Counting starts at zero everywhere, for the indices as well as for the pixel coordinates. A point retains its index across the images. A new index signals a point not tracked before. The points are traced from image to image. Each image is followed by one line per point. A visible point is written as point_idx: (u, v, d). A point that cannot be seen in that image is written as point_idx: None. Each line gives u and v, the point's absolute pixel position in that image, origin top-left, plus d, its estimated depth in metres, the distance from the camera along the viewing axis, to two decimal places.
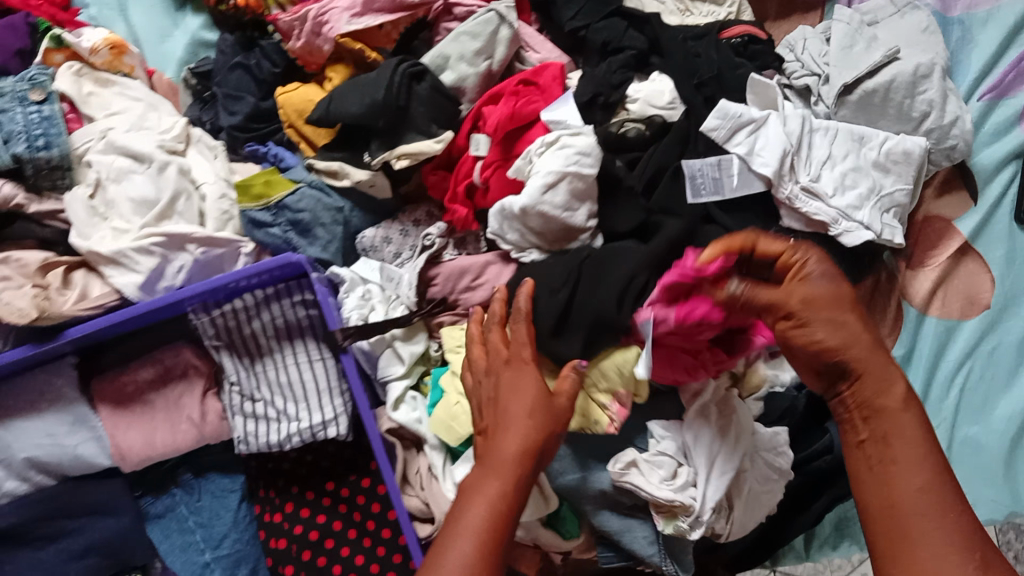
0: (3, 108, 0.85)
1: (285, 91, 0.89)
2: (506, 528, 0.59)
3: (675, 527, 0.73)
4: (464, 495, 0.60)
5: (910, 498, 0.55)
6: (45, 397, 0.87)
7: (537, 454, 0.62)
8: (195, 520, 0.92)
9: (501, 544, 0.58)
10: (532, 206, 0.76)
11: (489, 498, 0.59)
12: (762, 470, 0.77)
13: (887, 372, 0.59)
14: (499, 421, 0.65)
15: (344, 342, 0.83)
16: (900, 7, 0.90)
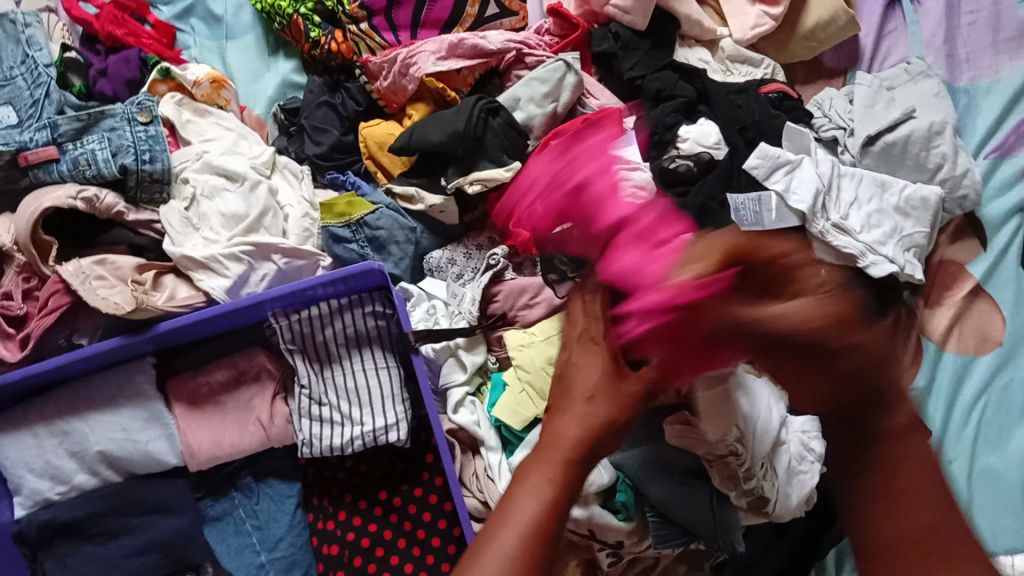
0: (114, 127, 0.94)
1: (368, 125, 0.99)
2: (558, 524, 0.51)
3: (729, 478, 0.80)
4: (519, 487, 0.52)
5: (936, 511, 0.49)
6: (124, 393, 0.91)
7: (596, 443, 0.55)
8: (252, 522, 0.94)
9: (551, 542, 0.50)
10: None
11: (539, 488, 0.52)
12: (796, 449, 0.86)
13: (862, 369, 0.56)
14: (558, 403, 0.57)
15: (415, 344, 0.89)
16: (913, 76, 1.02)
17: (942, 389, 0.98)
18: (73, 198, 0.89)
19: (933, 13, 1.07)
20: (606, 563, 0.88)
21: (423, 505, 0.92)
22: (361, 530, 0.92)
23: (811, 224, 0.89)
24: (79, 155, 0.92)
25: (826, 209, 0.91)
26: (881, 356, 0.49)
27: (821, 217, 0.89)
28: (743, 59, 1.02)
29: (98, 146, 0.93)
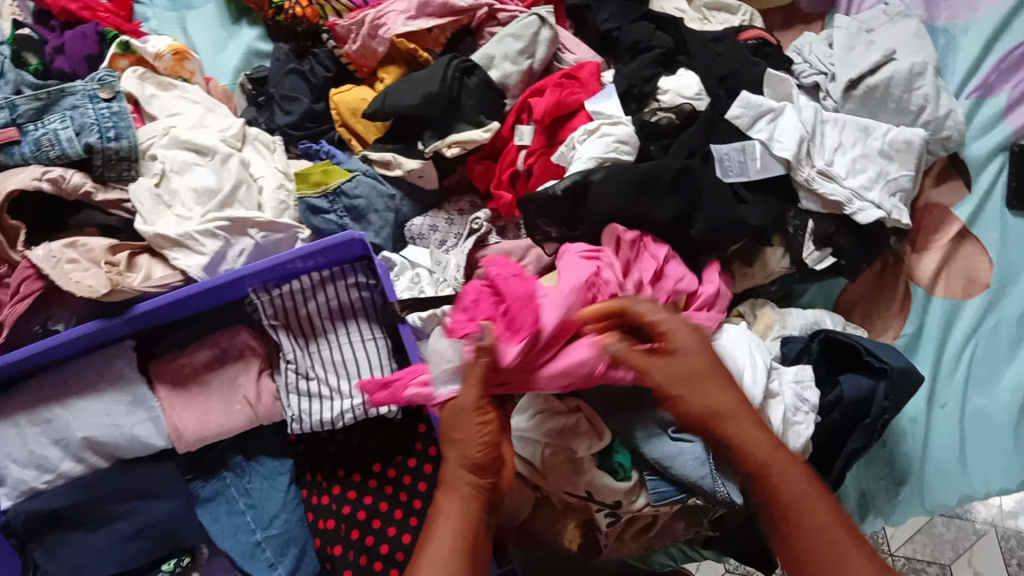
0: (76, 105, 0.91)
1: (338, 92, 0.97)
2: (478, 533, 0.64)
3: None
4: (435, 514, 0.65)
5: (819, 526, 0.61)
6: (106, 378, 0.89)
7: (484, 464, 0.66)
8: (246, 501, 0.93)
9: (476, 548, 0.63)
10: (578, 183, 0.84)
11: (452, 516, 0.64)
12: (791, 398, 0.84)
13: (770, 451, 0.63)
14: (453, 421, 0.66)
15: (402, 313, 0.87)
16: (892, 16, 1.00)
17: (932, 332, 0.98)
18: (37, 179, 0.85)
19: None
20: (605, 524, 0.88)
21: (418, 475, 0.92)
22: (356, 503, 0.91)
23: (797, 172, 0.89)
24: (42, 136, 0.89)
25: (810, 156, 0.91)
26: (721, 413, 0.63)
27: (806, 165, 0.90)
28: (721, 7, 1.01)
29: (60, 125, 0.89)
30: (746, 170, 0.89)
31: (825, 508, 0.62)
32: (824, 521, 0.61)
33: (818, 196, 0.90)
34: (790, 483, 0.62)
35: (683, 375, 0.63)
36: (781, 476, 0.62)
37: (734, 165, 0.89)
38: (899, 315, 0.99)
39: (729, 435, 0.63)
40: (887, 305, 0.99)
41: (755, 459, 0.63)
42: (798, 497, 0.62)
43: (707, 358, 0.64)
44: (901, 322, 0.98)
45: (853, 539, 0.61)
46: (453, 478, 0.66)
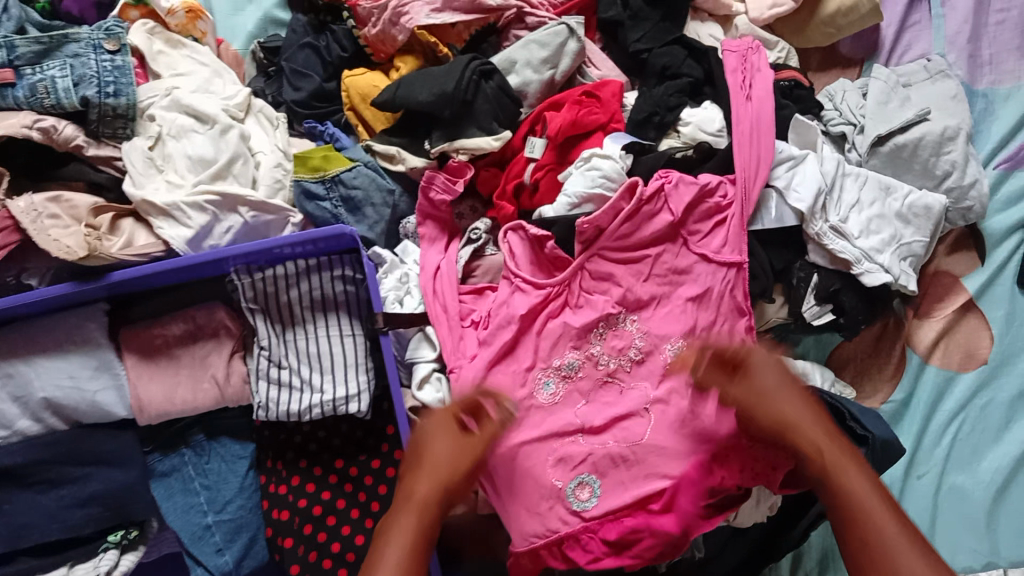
0: (78, 53, 0.87)
1: (351, 75, 0.93)
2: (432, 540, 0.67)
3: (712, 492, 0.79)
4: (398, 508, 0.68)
5: (891, 538, 0.60)
6: (74, 339, 0.87)
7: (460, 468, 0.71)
8: (201, 482, 0.91)
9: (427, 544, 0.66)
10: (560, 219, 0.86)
11: (409, 530, 0.66)
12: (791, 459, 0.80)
13: (842, 458, 0.67)
14: (416, 474, 0.70)
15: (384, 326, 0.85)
16: (932, 74, 0.96)
17: (921, 403, 0.96)
18: (28, 127, 0.83)
19: (961, 8, 1.00)
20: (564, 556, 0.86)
21: (380, 477, 0.91)
22: (313, 497, 0.90)
23: (809, 224, 0.87)
24: (38, 81, 0.85)
25: (825, 210, 0.89)
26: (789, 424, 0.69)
27: (819, 218, 0.88)
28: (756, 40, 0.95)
29: (59, 72, 0.86)
30: (760, 218, 0.89)
31: (870, 492, 0.64)
32: (862, 491, 0.64)
33: (827, 252, 0.88)
34: (851, 482, 0.65)
35: (758, 369, 0.71)
36: (854, 474, 0.65)
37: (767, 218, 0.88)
38: (891, 380, 0.97)
39: (820, 451, 0.67)
40: (880, 368, 0.97)
41: (812, 446, 0.67)
42: (818, 433, 0.68)
43: (795, 412, 0.69)
44: (893, 387, 0.97)
45: (859, 465, 0.66)
46: (436, 453, 0.71)
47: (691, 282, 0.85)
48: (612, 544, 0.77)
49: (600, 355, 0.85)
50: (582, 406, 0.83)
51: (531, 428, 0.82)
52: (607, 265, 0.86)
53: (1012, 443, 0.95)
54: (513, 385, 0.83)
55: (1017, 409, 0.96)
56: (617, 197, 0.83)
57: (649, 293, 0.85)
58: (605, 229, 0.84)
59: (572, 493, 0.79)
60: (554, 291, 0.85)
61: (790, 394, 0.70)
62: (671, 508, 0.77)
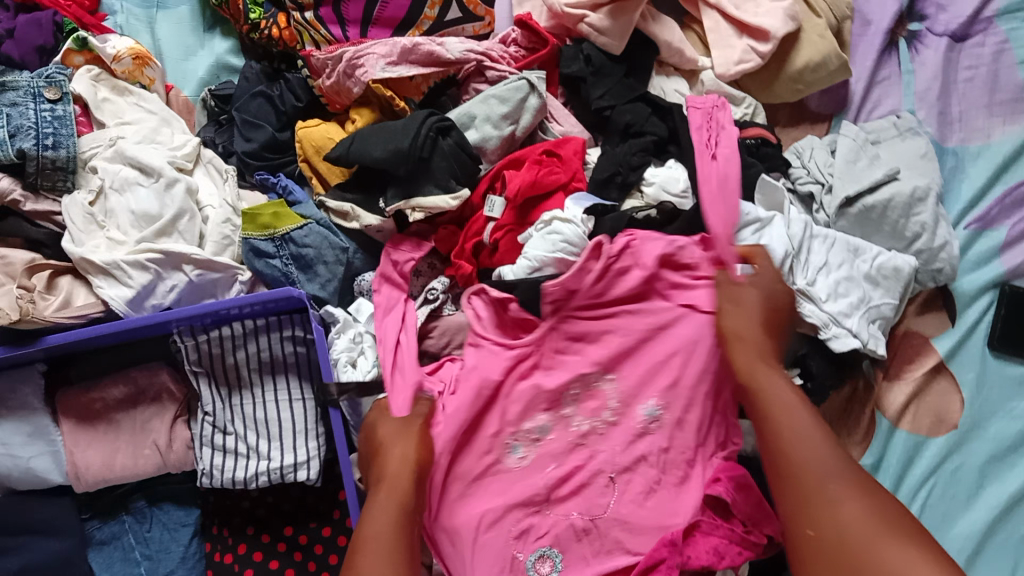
0: (16, 102, 0.84)
1: (305, 126, 0.89)
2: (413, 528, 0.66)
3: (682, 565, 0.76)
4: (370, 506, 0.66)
5: (852, 527, 0.56)
6: (6, 405, 0.82)
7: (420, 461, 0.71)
8: (142, 551, 0.87)
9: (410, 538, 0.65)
10: (520, 283, 0.83)
11: (390, 508, 0.66)
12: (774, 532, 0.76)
13: (787, 384, 0.68)
14: (381, 465, 0.71)
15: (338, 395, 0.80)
16: (902, 131, 0.95)
17: (890, 468, 0.93)
18: None
19: (931, 64, 0.98)
20: None
21: (331, 546, 0.87)
22: (260, 567, 0.86)
23: None
24: None
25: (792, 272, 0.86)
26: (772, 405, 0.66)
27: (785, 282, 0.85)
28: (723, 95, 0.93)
29: None
30: None
31: (840, 474, 0.60)
32: (832, 471, 0.60)
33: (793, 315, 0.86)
34: (777, 392, 0.67)
35: (735, 299, 0.76)
36: (783, 391, 0.67)
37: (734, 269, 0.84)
38: (861, 444, 0.94)
39: (772, 402, 0.67)
40: (850, 430, 0.94)
41: (753, 366, 0.71)
42: (762, 354, 0.71)
43: (757, 343, 0.72)
44: (862, 451, 0.94)
45: (849, 463, 0.61)
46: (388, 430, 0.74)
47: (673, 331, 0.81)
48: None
49: (571, 415, 0.80)
50: (553, 471, 0.78)
51: (500, 498, 0.77)
52: (580, 320, 0.82)
53: (982, 509, 0.92)
54: (476, 451, 0.78)
55: (990, 472, 0.93)
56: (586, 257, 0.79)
57: (628, 347, 0.81)
58: (577, 286, 0.80)
59: (532, 567, 0.75)
60: (523, 349, 0.81)
61: (763, 346, 0.72)
62: None
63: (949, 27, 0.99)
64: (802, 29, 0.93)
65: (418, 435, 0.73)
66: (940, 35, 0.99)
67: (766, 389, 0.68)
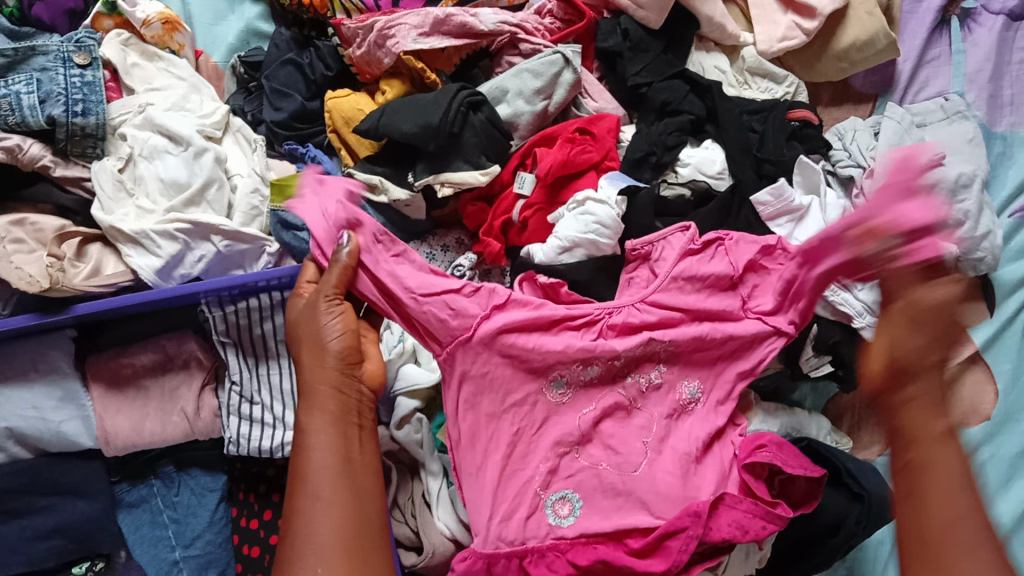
0: (46, 67, 0.83)
1: (334, 96, 0.88)
2: (350, 443, 0.71)
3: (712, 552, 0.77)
4: (307, 430, 0.70)
5: None
6: (37, 367, 0.84)
7: (350, 357, 0.73)
8: (169, 515, 0.89)
9: (349, 455, 0.70)
10: (548, 264, 0.81)
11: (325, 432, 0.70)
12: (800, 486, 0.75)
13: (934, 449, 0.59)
14: (308, 368, 0.73)
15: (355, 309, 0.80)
16: (948, 114, 0.91)
17: None
18: None
19: (983, 44, 0.94)
20: None
21: None
22: None
23: None
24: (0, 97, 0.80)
25: None
26: (921, 466, 0.59)
27: None
28: (764, 73, 0.90)
29: (24, 88, 0.81)
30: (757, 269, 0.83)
31: None
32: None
33: (827, 302, 0.85)
34: (956, 476, 0.57)
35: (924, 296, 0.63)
36: (954, 472, 0.58)
37: (774, 211, 0.82)
38: (891, 430, 0.93)
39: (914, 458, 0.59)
40: (880, 417, 0.93)
41: (913, 418, 0.60)
42: (917, 390, 0.60)
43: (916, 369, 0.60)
44: None
45: None
46: (311, 328, 0.73)
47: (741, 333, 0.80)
48: (580, 568, 0.71)
49: (622, 371, 0.78)
50: (590, 412, 0.77)
51: (526, 429, 0.76)
52: (654, 291, 0.78)
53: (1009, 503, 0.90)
54: (522, 378, 0.76)
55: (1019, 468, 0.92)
56: (675, 233, 0.80)
57: (699, 332, 0.78)
58: (660, 261, 0.80)
59: (551, 507, 0.73)
60: (596, 310, 0.78)
61: (924, 377, 0.60)
62: (659, 548, 0.71)
63: (1007, 6, 0.95)
64: (850, 6, 0.89)
65: (346, 321, 0.74)
66: (996, 14, 0.95)
67: (909, 458, 0.59)
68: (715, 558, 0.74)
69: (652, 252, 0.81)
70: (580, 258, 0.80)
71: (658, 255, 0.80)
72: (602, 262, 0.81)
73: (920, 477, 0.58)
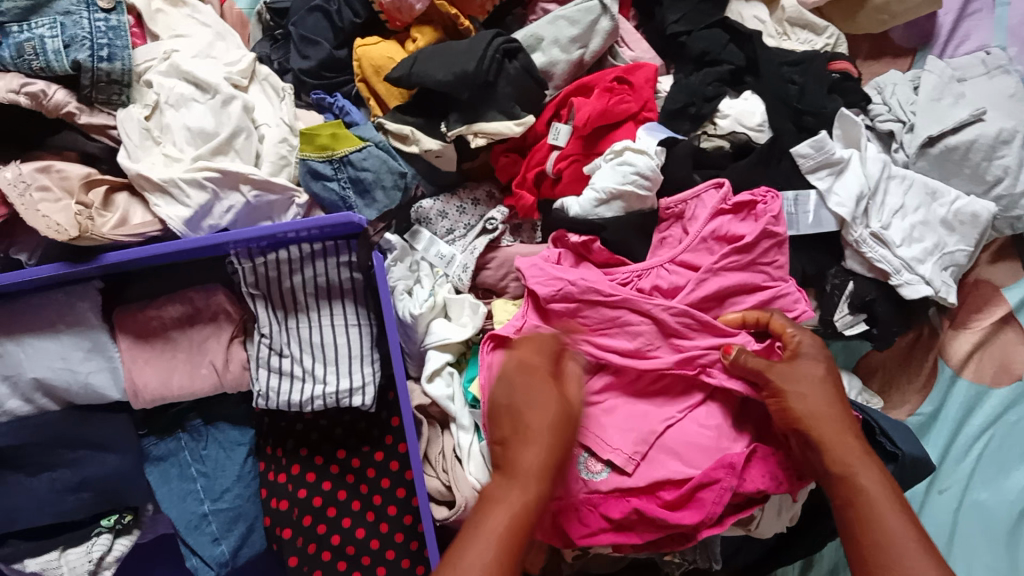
0: (70, 10, 0.80)
1: (363, 44, 0.86)
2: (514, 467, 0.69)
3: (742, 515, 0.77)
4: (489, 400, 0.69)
5: None
6: (64, 319, 0.82)
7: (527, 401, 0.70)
8: (198, 468, 0.88)
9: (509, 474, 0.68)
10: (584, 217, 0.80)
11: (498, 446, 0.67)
12: None
13: (830, 416, 0.65)
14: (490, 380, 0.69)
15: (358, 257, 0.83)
16: (990, 69, 0.89)
17: (949, 418, 0.92)
18: (14, 92, 0.76)
19: None
20: (571, 557, 0.81)
21: (383, 471, 0.87)
22: (314, 488, 0.87)
23: (848, 231, 0.81)
24: (25, 41, 0.78)
25: (867, 215, 0.82)
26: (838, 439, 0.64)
27: (860, 224, 0.81)
28: (804, 24, 0.89)
29: (48, 32, 0.79)
30: (796, 223, 0.82)
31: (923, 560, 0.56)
32: (912, 547, 0.56)
33: (865, 259, 0.82)
34: (896, 531, 0.57)
35: (796, 373, 0.67)
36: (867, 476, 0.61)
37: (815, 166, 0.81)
38: (920, 392, 0.93)
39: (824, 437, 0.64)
40: (910, 376, 0.93)
41: (836, 459, 0.63)
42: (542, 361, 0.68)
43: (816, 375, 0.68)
44: (922, 399, 0.93)
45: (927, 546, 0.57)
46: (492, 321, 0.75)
47: (765, 287, 0.76)
48: (614, 521, 0.71)
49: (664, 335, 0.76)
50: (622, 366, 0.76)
51: None
52: (684, 251, 0.77)
53: None
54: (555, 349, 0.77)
55: None
56: (709, 189, 0.78)
57: (723, 288, 0.75)
58: (693, 218, 0.79)
59: (584, 463, 0.74)
60: (625, 274, 0.77)
61: (814, 389, 0.67)
62: (691, 501, 0.70)
63: None
64: None
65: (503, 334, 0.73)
66: None
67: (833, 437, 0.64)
68: (749, 509, 0.73)
69: (686, 210, 0.79)
70: (617, 212, 0.79)
71: (691, 215, 0.79)
72: (639, 216, 0.79)
73: (869, 515, 0.59)
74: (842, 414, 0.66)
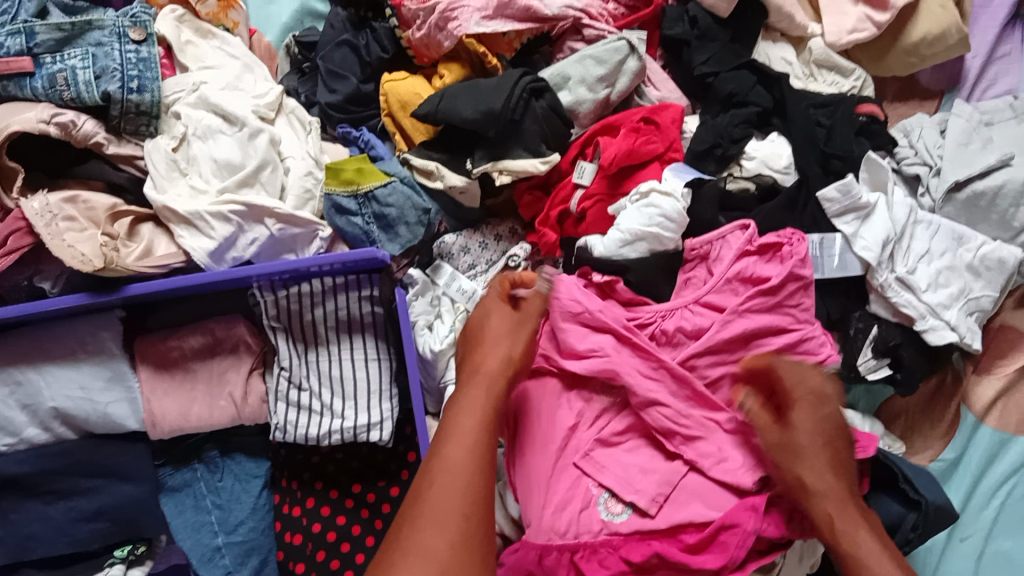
0: (102, 42, 0.81)
1: (391, 79, 0.86)
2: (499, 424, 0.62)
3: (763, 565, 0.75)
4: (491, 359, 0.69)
5: None
6: (85, 347, 0.82)
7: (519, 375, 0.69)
8: (213, 500, 0.86)
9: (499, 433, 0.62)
10: (608, 257, 0.79)
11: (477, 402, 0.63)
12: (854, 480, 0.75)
13: (827, 486, 0.64)
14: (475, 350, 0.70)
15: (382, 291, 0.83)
16: (1019, 114, 0.88)
17: (971, 463, 0.90)
18: (45, 122, 0.77)
19: None
20: None
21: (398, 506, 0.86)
22: (328, 522, 0.86)
23: (873, 275, 0.80)
24: (57, 72, 0.79)
25: (892, 259, 0.81)
26: (840, 510, 0.63)
27: (885, 268, 0.81)
28: (831, 66, 0.89)
29: (80, 63, 0.80)
30: (821, 266, 0.81)
31: None
32: None
33: (890, 304, 0.81)
34: None
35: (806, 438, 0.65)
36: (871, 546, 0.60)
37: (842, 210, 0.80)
38: (944, 437, 0.91)
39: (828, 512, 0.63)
40: (933, 423, 0.92)
41: (842, 531, 0.62)
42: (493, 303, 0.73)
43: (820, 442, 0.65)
44: (943, 445, 0.91)
45: None
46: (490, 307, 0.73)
47: (792, 330, 0.76)
48: (634, 565, 0.70)
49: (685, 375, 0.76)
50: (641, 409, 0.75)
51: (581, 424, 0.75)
52: (709, 292, 0.77)
53: None
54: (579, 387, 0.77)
55: None
56: (733, 232, 0.78)
57: (750, 331, 0.74)
58: (719, 259, 0.78)
59: (605, 504, 0.72)
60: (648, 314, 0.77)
61: (817, 459, 0.64)
62: (713, 544, 0.69)
63: None
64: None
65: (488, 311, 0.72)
66: None
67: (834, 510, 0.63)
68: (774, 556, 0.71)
69: (711, 250, 0.79)
70: (643, 253, 0.78)
71: (716, 255, 0.79)
72: (664, 257, 0.78)
73: None
74: (843, 482, 0.64)
